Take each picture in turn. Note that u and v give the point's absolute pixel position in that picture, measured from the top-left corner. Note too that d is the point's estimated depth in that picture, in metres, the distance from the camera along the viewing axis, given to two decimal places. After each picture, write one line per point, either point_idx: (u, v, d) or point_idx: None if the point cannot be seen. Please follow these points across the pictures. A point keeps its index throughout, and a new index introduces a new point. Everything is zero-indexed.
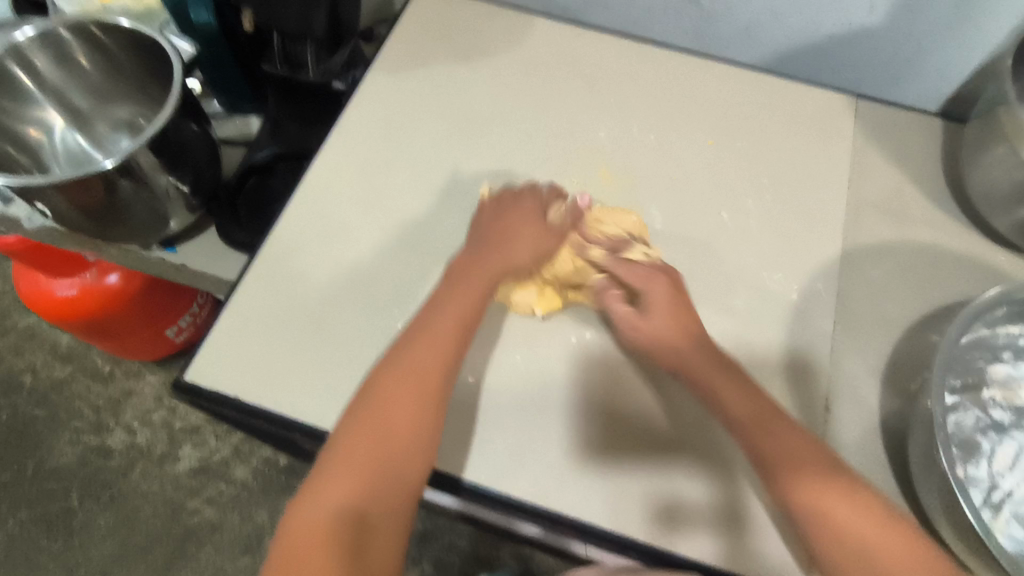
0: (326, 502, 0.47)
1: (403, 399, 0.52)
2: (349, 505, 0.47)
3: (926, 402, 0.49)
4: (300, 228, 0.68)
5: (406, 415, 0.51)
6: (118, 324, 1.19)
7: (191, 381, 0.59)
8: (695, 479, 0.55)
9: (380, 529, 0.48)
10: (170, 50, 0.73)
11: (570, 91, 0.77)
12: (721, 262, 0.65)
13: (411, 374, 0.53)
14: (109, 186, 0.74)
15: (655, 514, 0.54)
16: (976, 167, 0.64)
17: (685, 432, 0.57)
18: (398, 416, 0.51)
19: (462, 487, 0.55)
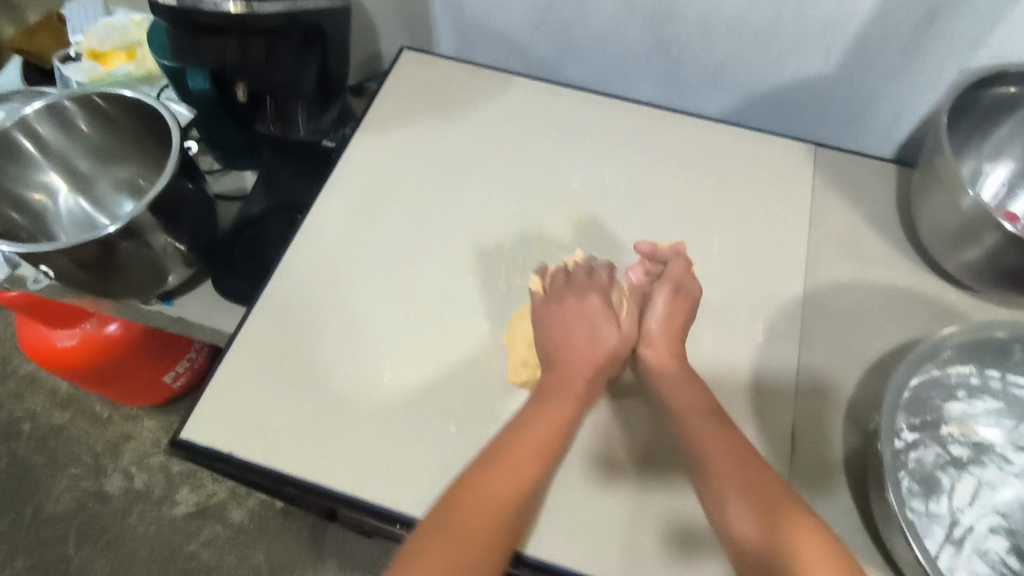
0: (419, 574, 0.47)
1: (527, 462, 0.55)
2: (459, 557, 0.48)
3: (877, 445, 0.51)
4: (289, 282, 0.71)
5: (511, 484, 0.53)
6: (118, 370, 1.22)
7: (187, 437, 0.62)
8: (675, 523, 0.58)
9: None
10: (170, 120, 0.79)
11: (545, 143, 0.81)
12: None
13: (526, 446, 0.56)
14: (110, 247, 0.78)
15: (633, 558, 0.56)
16: (924, 209, 0.68)
17: (654, 484, 0.60)
18: (516, 474, 0.54)
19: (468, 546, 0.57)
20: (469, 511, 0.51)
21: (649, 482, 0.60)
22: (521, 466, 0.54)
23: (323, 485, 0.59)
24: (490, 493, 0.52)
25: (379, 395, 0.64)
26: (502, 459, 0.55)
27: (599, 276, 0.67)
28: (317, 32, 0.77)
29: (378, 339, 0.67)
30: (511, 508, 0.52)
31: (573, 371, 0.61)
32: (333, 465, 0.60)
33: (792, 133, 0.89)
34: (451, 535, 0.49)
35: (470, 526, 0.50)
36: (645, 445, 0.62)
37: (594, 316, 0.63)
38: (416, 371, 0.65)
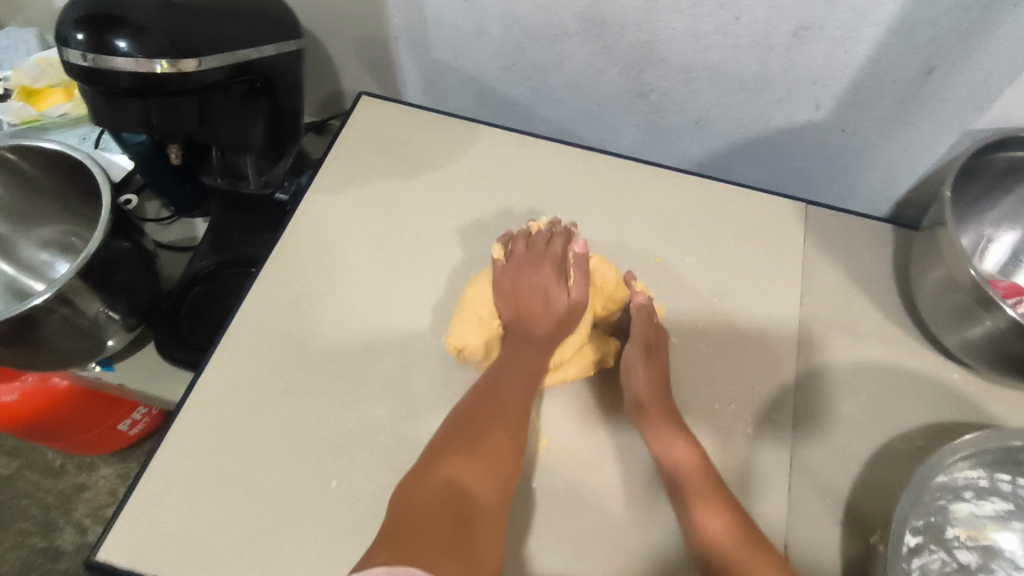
0: (444, 474, 0.49)
1: (522, 376, 0.58)
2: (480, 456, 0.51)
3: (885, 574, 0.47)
4: (232, 366, 0.64)
5: (515, 395, 0.57)
6: (72, 423, 1.06)
7: (103, 559, 0.54)
8: None
9: (484, 508, 0.47)
10: (99, 174, 0.73)
11: (517, 203, 0.75)
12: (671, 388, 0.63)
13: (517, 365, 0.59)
14: (33, 322, 0.70)
15: None
16: (924, 283, 0.63)
17: None
18: (512, 386, 0.57)
19: None
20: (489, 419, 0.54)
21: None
22: (517, 380, 0.58)
23: None
24: (504, 407, 0.55)
25: (331, 505, 0.57)
26: (497, 378, 0.58)
27: (557, 244, 0.66)
28: (264, 81, 0.71)
29: (332, 434, 0.60)
30: (520, 415, 0.56)
31: (543, 317, 0.62)
32: None
33: (773, 185, 0.84)
34: (470, 441, 0.52)
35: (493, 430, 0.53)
36: (626, 550, 0.56)
37: (545, 282, 0.63)
38: (372, 474, 0.58)
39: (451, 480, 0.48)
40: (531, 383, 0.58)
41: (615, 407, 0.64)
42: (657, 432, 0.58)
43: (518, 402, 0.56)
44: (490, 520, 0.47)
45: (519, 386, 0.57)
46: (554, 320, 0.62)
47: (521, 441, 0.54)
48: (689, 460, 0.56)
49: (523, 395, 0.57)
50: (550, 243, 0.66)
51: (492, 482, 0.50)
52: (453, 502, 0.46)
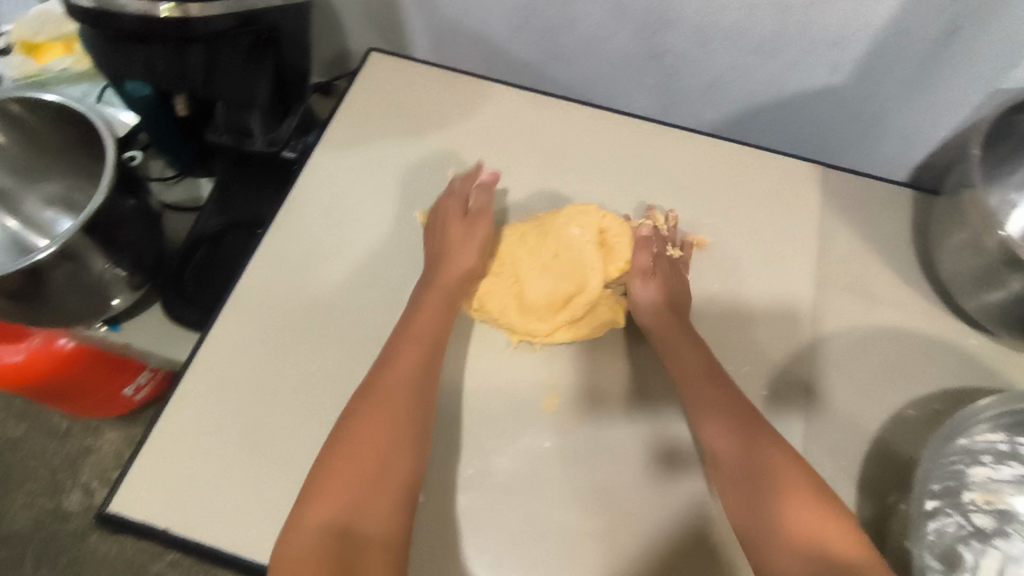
0: (319, 511, 0.48)
1: (408, 363, 0.56)
2: (367, 469, 0.50)
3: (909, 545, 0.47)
4: (239, 324, 0.63)
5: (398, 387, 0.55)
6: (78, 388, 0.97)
7: (115, 511, 0.54)
8: None
9: (369, 535, 0.47)
10: (103, 127, 0.71)
11: (528, 164, 0.74)
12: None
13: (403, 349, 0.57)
14: (39, 277, 0.70)
15: None
16: (945, 247, 0.62)
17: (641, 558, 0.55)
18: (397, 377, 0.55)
19: None
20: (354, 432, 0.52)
21: (643, 560, 0.55)
22: (402, 368, 0.56)
23: None
24: (371, 421, 0.52)
25: None
26: (380, 372, 0.56)
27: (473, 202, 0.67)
28: (270, 35, 0.67)
29: (341, 392, 0.60)
30: (410, 403, 0.54)
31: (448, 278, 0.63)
32: None
33: (793, 152, 0.82)
34: (353, 454, 0.51)
35: (356, 443, 0.51)
36: (639, 510, 0.57)
37: (455, 243, 0.64)
38: None
39: (330, 516, 0.47)
40: (420, 365, 0.57)
41: (628, 371, 0.63)
42: (700, 420, 0.56)
43: (405, 394, 0.55)
44: (382, 545, 0.47)
45: (402, 376, 0.56)
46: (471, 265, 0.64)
47: (404, 428, 0.53)
48: (727, 447, 0.53)
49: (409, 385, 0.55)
50: (467, 200, 0.67)
51: (377, 508, 0.49)
52: (332, 542, 0.46)
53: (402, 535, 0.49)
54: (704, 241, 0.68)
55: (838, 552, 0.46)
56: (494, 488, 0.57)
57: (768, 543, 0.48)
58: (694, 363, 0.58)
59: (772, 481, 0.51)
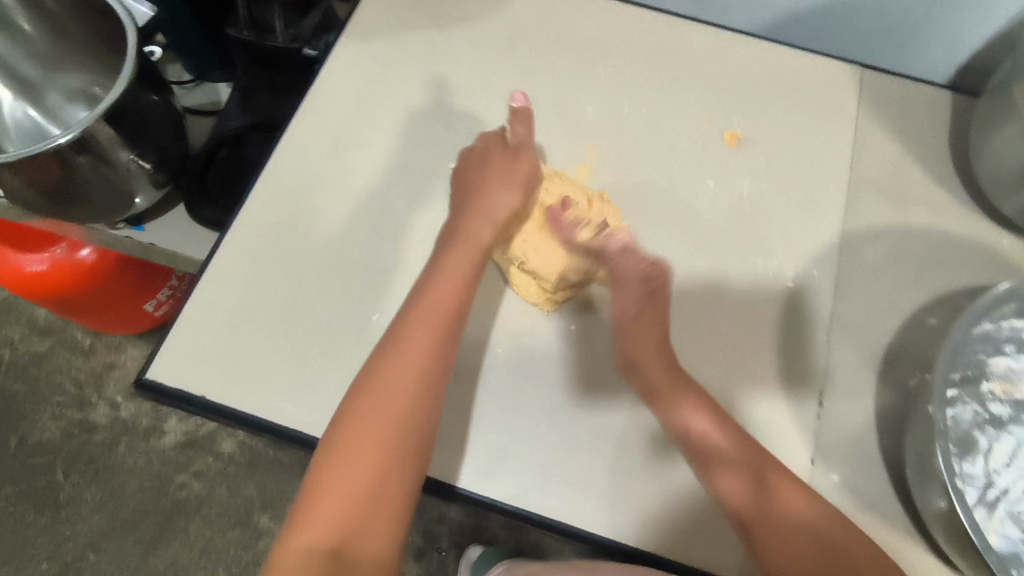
0: (312, 533, 0.43)
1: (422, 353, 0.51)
2: (364, 485, 0.45)
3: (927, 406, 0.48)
4: (267, 210, 0.63)
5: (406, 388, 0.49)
6: (98, 299, 1.05)
7: (154, 380, 0.56)
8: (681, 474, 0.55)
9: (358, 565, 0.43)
10: (123, 15, 0.69)
11: (558, 59, 0.72)
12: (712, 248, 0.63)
13: (418, 336, 0.52)
14: (66, 163, 0.70)
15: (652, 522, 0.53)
16: (986, 145, 0.61)
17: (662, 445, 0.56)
18: (409, 375, 0.50)
19: (454, 494, 0.54)
20: (329, 472, 0.46)
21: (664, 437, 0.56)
22: (412, 368, 0.50)
23: (313, 438, 0.54)
24: (370, 427, 0.47)
25: (371, 341, 0.58)
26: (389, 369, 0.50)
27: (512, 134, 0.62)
28: None
29: (371, 277, 0.61)
30: (416, 395, 0.49)
31: (466, 254, 0.57)
32: (322, 414, 0.55)
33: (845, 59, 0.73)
34: (345, 464, 0.46)
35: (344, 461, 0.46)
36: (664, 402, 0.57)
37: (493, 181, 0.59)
38: None
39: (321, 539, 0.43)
40: (434, 358, 0.51)
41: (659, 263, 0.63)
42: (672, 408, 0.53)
43: (413, 396, 0.49)
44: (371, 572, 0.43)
45: (414, 377, 0.50)
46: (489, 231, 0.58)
47: (405, 434, 0.48)
48: (714, 437, 0.52)
49: (419, 383, 0.50)
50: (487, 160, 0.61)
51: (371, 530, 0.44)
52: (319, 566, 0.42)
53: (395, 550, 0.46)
54: (738, 135, 0.68)
55: (820, 529, 0.48)
56: (523, 368, 0.58)
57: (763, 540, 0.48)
58: (658, 358, 0.55)
59: (763, 475, 0.50)
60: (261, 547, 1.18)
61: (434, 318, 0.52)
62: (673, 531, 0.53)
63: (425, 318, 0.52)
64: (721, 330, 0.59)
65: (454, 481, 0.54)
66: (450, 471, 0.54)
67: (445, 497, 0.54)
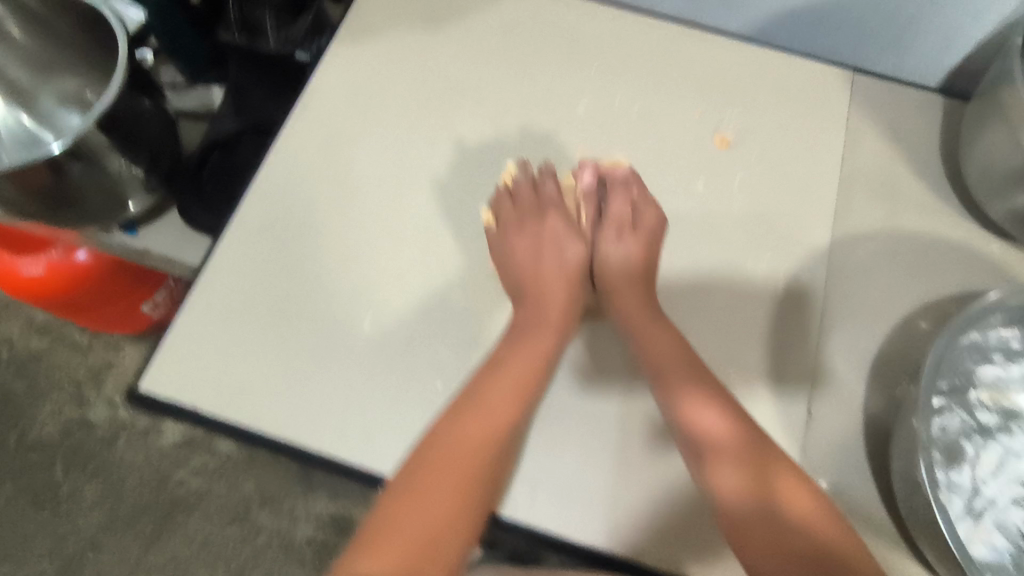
0: (382, 562, 0.44)
1: (510, 392, 0.53)
2: (444, 518, 0.47)
3: (913, 421, 0.48)
4: (257, 217, 0.63)
5: (494, 421, 0.52)
6: (94, 300, 1.05)
7: (145, 388, 0.56)
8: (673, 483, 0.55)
9: None
10: (113, 20, 0.69)
11: (549, 62, 0.72)
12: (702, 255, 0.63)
13: (509, 375, 0.54)
14: (58, 170, 0.70)
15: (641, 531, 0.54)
16: (976, 149, 0.61)
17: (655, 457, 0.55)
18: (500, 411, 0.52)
19: None
20: (409, 499, 0.47)
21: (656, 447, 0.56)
22: (503, 400, 0.53)
23: (302, 449, 0.55)
24: (455, 456, 0.50)
25: (361, 348, 0.58)
26: (479, 404, 0.53)
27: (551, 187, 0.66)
28: None
29: (360, 285, 0.61)
30: (500, 434, 0.52)
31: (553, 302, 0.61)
32: (311, 422, 0.56)
33: (836, 63, 0.73)
34: (423, 496, 0.47)
35: (429, 489, 0.48)
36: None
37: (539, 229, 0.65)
38: (401, 321, 0.59)
39: (393, 564, 0.44)
40: (520, 394, 0.54)
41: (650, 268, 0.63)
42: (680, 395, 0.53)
43: (496, 428, 0.52)
44: None
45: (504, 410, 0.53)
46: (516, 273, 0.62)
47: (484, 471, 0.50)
48: (719, 430, 0.51)
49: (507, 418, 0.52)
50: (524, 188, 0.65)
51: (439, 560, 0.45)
52: None
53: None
54: (729, 138, 0.67)
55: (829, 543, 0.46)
56: None
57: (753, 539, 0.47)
58: (669, 346, 0.56)
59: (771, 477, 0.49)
60: (259, 543, 1.19)
61: (527, 363, 0.55)
62: (662, 540, 0.53)
63: (506, 377, 0.54)
64: (708, 321, 0.60)
65: None
66: None
67: None
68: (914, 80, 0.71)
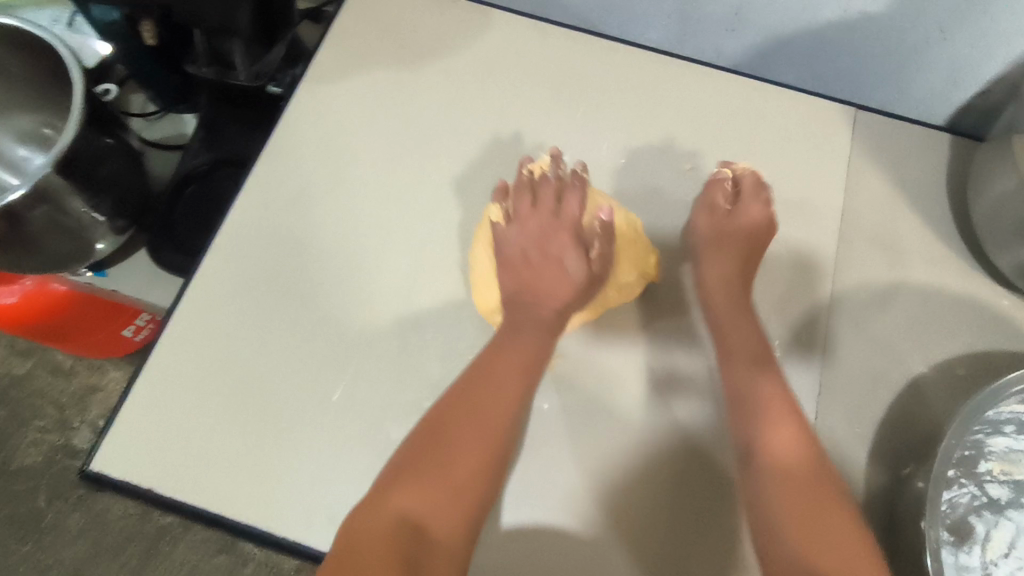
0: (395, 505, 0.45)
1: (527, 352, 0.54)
2: (464, 481, 0.47)
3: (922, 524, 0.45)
4: (222, 278, 0.60)
5: (512, 381, 0.52)
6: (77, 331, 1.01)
7: (99, 471, 0.54)
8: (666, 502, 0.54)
9: (437, 547, 0.44)
10: (70, 59, 0.66)
11: (533, 102, 0.68)
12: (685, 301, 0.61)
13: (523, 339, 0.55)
14: (14, 219, 0.66)
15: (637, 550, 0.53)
16: (986, 200, 0.57)
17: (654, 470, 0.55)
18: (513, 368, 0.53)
19: None
20: (439, 446, 0.48)
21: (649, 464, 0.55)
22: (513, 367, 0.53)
23: (268, 533, 0.52)
24: (474, 415, 0.50)
25: (331, 421, 0.55)
26: (497, 362, 0.53)
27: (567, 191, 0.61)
28: None
29: (332, 349, 0.57)
30: (519, 399, 0.52)
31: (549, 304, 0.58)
32: (278, 504, 0.53)
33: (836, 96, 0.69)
34: (445, 453, 0.48)
35: (460, 446, 0.48)
36: (661, 406, 0.57)
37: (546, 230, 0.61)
38: (374, 390, 0.56)
39: (406, 512, 0.45)
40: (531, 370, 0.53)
41: (637, 313, 0.60)
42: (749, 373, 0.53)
43: (517, 390, 0.52)
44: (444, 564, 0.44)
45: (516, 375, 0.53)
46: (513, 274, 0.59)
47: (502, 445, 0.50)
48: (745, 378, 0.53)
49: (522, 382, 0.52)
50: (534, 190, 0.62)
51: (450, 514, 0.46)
52: (400, 536, 0.44)
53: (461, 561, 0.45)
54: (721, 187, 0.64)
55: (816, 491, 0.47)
56: None
57: (781, 508, 0.47)
58: (724, 298, 0.57)
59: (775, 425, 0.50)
60: None
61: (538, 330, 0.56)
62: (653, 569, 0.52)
63: (510, 352, 0.54)
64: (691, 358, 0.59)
65: None
66: None
67: None
68: (919, 115, 0.68)
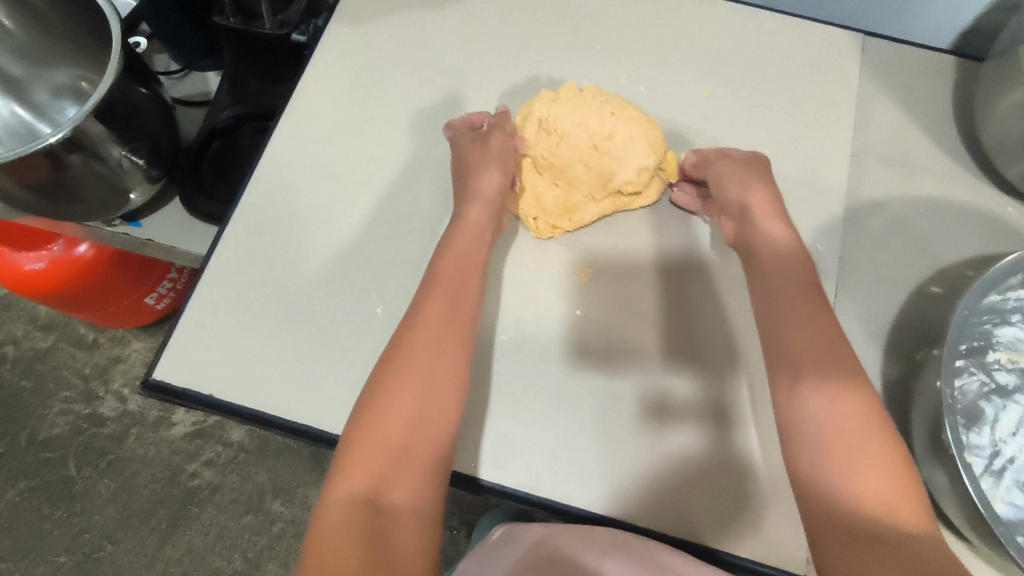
0: (340, 492, 0.44)
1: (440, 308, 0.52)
2: (396, 444, 0.45)
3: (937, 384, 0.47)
4: (266, 208, 0.64)
5: (429, 332, 0.50)
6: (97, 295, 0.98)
7: (161, 379, 0.57)
8: (705, 468, 0.54)
9: (398, 515, 0.43)
10: (106, 8, 0.68)
11: (553, 37, 0.71)
12: (682, 327, 0.60)
13: (438, 292, 0.53)
14: (57, 161, 0.68)
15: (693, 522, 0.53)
16: (990, 112, 0.60)
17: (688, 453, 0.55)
18: (437, 324, 0.51)
19: (480, 488, 0.55)
20: (374, 421, 0.46)
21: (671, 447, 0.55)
22: (437, 318, 0.51)
23: (325, 433, 0.55)
24: (404, 378, 0.48)
25: (377, 332, 0.59)
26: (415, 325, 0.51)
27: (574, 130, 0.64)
28: None
29: (373, 269, 0.61)
30: (444, 353, 0.50)
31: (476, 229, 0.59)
32: (331, 408, 0.56)
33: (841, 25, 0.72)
34: (377, 427, 0.46)
35: (392, 408, 0.47)
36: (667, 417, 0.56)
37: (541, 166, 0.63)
38: None
39: (358, 488, 0.44)
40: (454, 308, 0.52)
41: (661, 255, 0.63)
42: (795, 382, 0.46)
43: (440, 338, 0.50)
44: (408, 532, 0.43)
45: (438, 326, 0.51)
46: (490, 199, 0.60)
47: (431, 396, 0.48)
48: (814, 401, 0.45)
49: (447, 327, 0.51)
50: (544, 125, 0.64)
51: (404, 480, 0.45)
52: (360, 519, 0.42)
53: (430, 526, 0.44)
54: (723, 105, 0.67)
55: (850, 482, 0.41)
56: (532, 352, 0.59)
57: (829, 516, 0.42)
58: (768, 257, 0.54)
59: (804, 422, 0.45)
60: (274, 533, 1.15)
61: (451, 288, 0.53)
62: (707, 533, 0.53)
63: (438, 296, 0.53)
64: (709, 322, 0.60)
65: (470, 472, 0.55)
66: (467, 463, 0.55)
67: (468, 490, 0.55)
68: (922, 42, 0.71)
